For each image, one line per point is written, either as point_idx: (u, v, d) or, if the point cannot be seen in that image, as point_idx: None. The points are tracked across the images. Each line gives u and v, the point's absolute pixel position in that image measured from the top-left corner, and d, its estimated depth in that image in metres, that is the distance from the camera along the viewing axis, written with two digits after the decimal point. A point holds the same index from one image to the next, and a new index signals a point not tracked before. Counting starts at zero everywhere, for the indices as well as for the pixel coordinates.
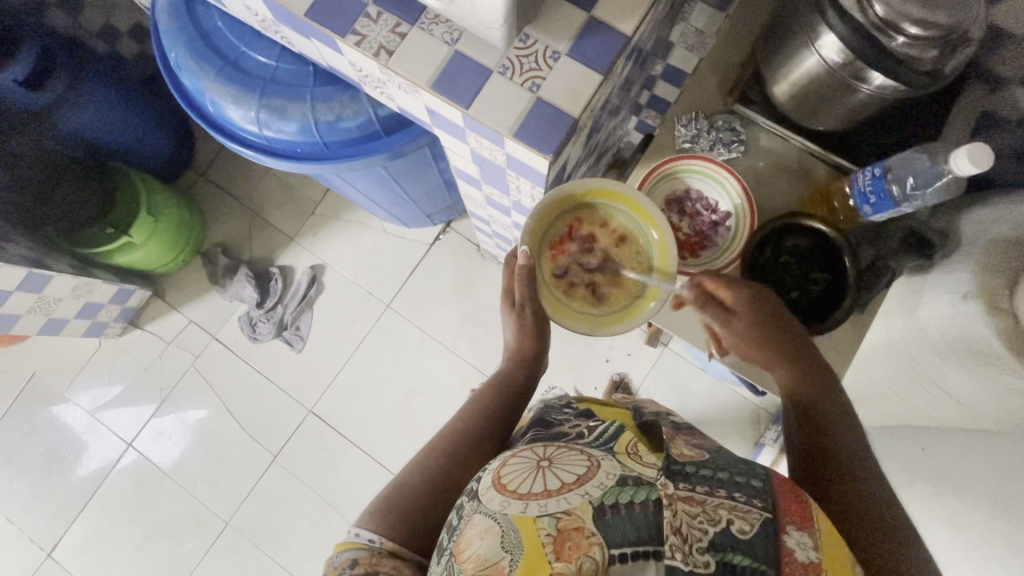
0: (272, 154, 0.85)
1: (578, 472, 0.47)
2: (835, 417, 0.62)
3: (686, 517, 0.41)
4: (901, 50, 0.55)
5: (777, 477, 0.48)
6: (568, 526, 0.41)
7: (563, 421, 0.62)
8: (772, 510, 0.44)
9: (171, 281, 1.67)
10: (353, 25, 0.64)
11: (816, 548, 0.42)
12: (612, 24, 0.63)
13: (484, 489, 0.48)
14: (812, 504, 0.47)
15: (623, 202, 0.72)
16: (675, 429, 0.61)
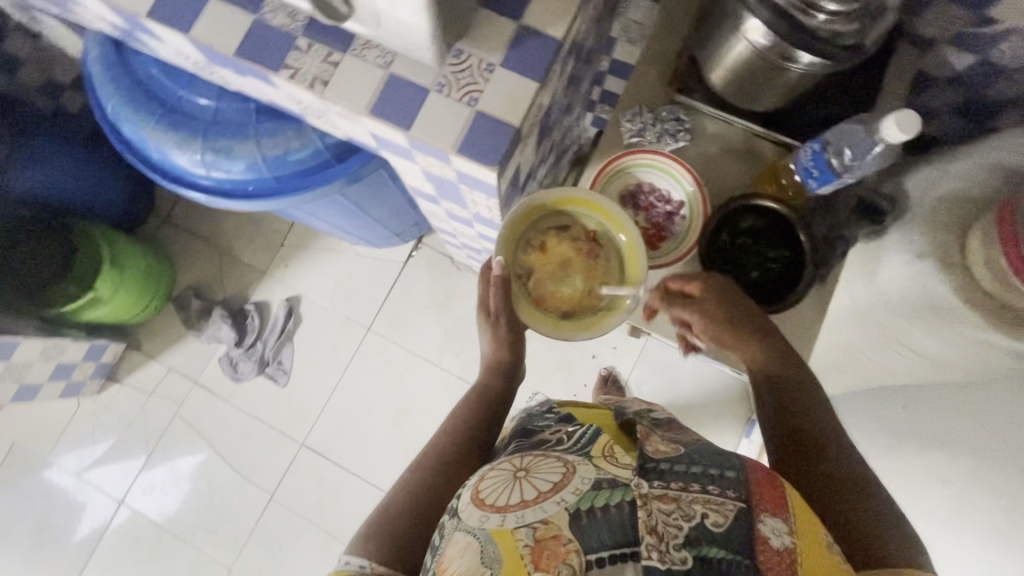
0: (224, 194, 0.84)
1: (554, 478, 0.47)
2: (802, 395, 0.65)
3: (661, 515, 0.42)
4: (823, 27, 0.56)
5: (751, 465, 0.49)
6: (545, 535, 0.42)
7: (542, 428, 0.62)
8: (746, 500, 0.45)
9: (145, 331, 1.64)
10: (284, 60, 0.64)
11: (789, 534, 0.44)
12: (543, 31, 0.63)
13: (463, 506, 0.48)
14: (785, 487, 0.48)
15: (592, 209, 0.72)
16: (653, 425, 0.61)
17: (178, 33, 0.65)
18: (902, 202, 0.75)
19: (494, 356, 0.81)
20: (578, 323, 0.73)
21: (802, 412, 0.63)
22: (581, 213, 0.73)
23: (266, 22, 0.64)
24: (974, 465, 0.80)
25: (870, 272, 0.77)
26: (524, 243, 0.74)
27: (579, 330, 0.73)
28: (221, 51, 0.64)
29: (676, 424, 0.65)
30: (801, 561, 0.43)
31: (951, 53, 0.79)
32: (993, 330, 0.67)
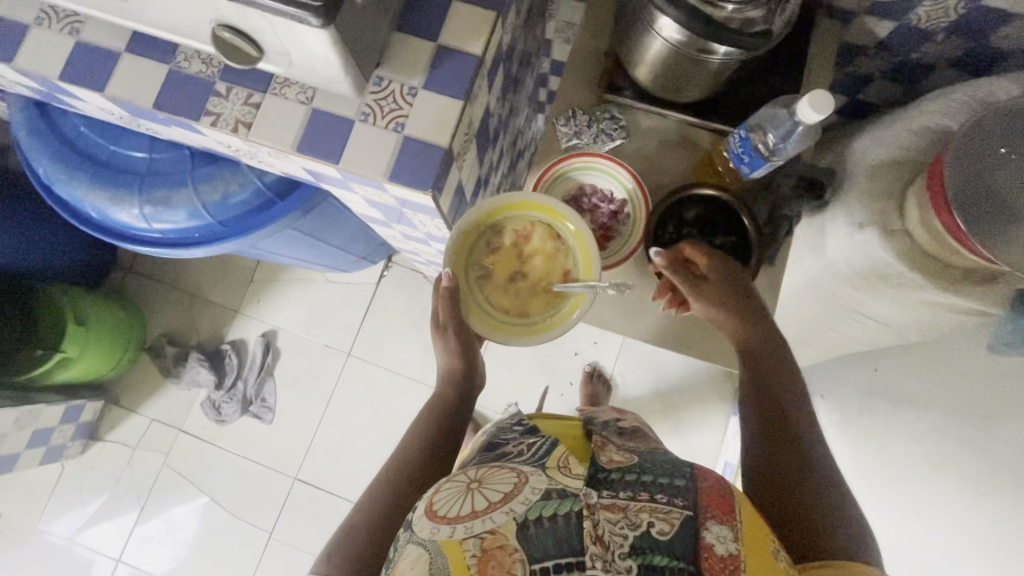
0: (171, 244, 0.83)
1: (505, 489, 0.50)
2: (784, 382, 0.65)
3: (609, 524, 0.46)
4: (732, 16, 0.56)
5: (701, 472, 0.53)
6: (492, 544, 0.45)
7: (507, 441, 0.63)
8: (694, 508, 0.49)
9: (122, 385, 1.62)
10: (205, 106, 0.63)
11: (733, 540, 0.47)
12: (462, 49, 0.63)
13: (416, 518, 0.51)
14: (735, 494, 0.52)
15: (535, 209, 0.72)
16: (610, 433, 0.66)
17: (94, 92, 0.64)
18: (840, 173, 0.77)
19: (447, 366, 0.79)
20: (540, 324, 0.73)
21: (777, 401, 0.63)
22: (526, 213, 0.73)
23: (182, 71, 0.63)
24: (946, 419, 0.82)
25: (819, 245, 0.78)
26: (474, 252, 0.73)
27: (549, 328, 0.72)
28: (140, 105, 0.64)
29: (639, 433, 0.70)
30: (743, 565, 0.46)
31: (871, 22, 0.80)
32: (938, 290, 0.68)
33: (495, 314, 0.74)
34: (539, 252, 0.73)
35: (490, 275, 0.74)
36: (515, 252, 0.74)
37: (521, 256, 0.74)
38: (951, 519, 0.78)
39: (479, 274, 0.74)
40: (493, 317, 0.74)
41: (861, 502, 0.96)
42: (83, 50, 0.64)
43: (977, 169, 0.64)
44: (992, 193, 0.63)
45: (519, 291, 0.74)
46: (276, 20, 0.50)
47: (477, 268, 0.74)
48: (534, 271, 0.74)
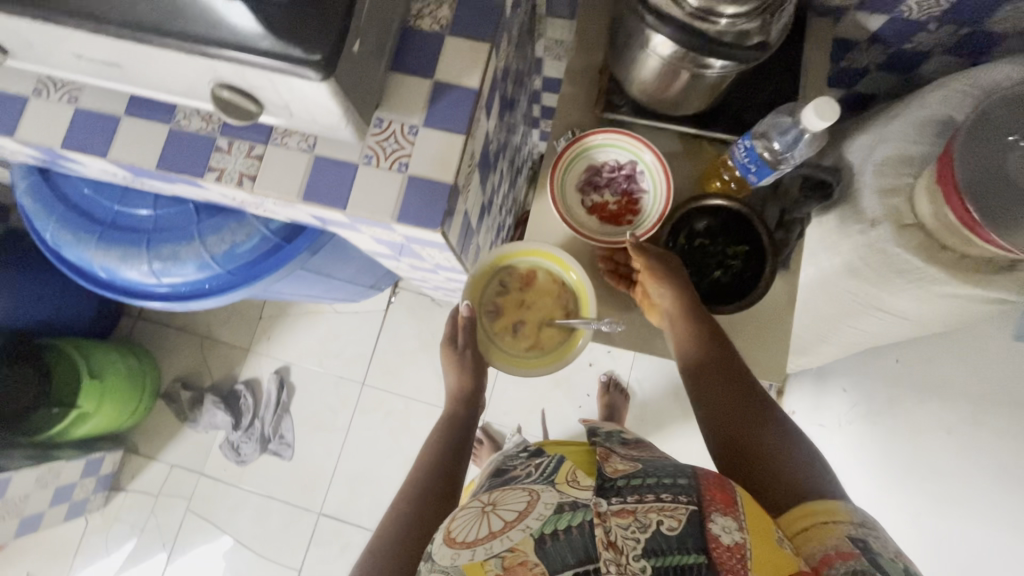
0: (183, 298, 0.83)
1: (519, 507, 0.55)
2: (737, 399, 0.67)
3: (620, 529, 0.52)
4: (728, 29, 0.56)
5: (701, 471, 0.59)
6: (513, 562, 0.50)
7: (514, 465, 0.66)
8: (698, 503, 0.55)
9: (140, 433, 1.61)
10: (207, 163, 0.63)
11: (738, 529, 0.53)
12: (459, 83, 0.64)
13: (436, 548, 0.55)
14: (734, 487, 0.57)
15: (538, 253, 0.76)
16: (619, 445, 0.71)
17: (98, 158, 0.64)
18: (846, 170, 0.76)
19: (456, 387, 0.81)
20: (545, 360, 0.76)
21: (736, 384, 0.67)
22: (539, 262, 0.77)
23: (183, 129, 0.63)
24: (976, 408, 0.80)
25: (831, 244, 0.77)
26: (488, 292, 0.78)
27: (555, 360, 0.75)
28: (143, 167, 0.64)
29: (645, 442, 0.75)
30: (749, 552, 0.52)
31: (863, 17, 0.80)
32: (959, 283, 0.67)
33: (502, 349, 0.78)
34: (549, 295, 0.77)
35: (502, 315, 0.78)
36: (526, 295, 0.77)
37: (529, 300, 0.77)
38: (989, 512, 0.76)
39: (491, 310, 0.78)
40: (503, 352, 0.78)
41: (894, 496, 0.94)
42: (84, 116, 0.64)
43: (986, 149, 0.63)
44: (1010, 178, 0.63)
45: (528, 330, 0.77)
46: (277, 78, 0.50)
47: (490, 305, 0.78)
48: (541, 314, 0.77)
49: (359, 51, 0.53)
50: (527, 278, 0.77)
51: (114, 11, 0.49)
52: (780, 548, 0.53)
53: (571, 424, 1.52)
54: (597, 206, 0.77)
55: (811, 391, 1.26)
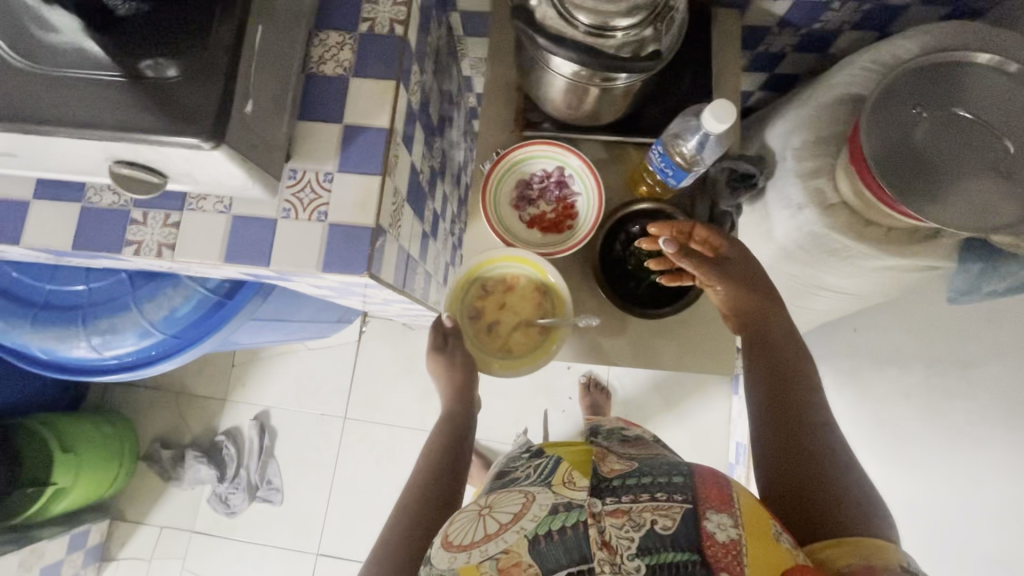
0: (132, 368, 0.82)
1: (514, 509, 0.54)
2: (801, 406, 0.62)
3: (615, 529, 0.50)
4: (626, 40, 0.58)
5: (699, 468, 0.56)
6: (508, 563, 0.49)
7: (515, 465, 0.64)
8: (693, 500, 0.52)
9: (124, 498, 1.58)
10: (124, 238, 0.62)
11: (735, 526, 0.50)
12: (369, 124, 0.63)
13: (434, 552, 0.54)
14: (733, 484, 0.54)
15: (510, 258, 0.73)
16: (619, 442, 0.71)
17: (13, 244, 0.63)
18: (769, 157, 0.77)
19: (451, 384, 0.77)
20: (519, 362, 0.75)
21: (790, 376, 0.64)
22: (515, 268, 0.74)
23: (94, 206, 0.62)
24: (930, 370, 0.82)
25: (767, 231, 0.78)
26: (471, 296, 0.76)
27: (527, 365, 0.74)
28: (59, 248, 0.63)
29: (643, 439, 0.73)
30: (746, 551, 0.49)
31: (768, 4, 0.81)
32: (888, 256, 0.69)
33: (481, 350, 0.77)
34: (529, 302, 0.74)
35: (482, 317, 0.76)
36: (505, 297, 0.75)
37: (507, 306, 0.75)
38: (951, 472, 0.78)
39: (472, 314, 0.76)
40: (482, 351, 0.77)
41: None
42: None
43: (895, 126, 0.65)
44: (919, 151, 0.64)
45: (505, 331, 0.76)
46: (167, 148, 0.50)
47: (471, 308, 0.76)
48: (521, 319, 0.75)
49: (253, 112, 0.53)
50: (508, 284, 0.75)
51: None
52: (779, 545, 0.50)
53: (556, 430, 1.52)
54: (534, 219, 0.76)
55: None
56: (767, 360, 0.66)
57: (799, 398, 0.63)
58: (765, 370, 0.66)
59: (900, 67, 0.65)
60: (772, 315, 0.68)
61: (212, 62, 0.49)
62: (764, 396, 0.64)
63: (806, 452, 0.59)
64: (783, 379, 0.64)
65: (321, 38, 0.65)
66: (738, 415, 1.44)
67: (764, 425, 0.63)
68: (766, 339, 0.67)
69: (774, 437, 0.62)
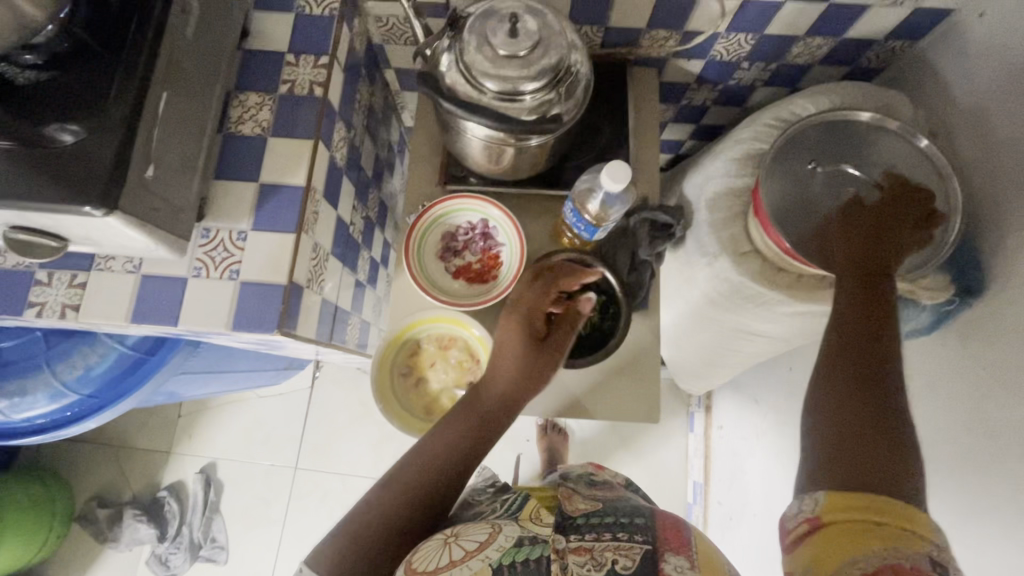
0: (46, 430, 0.78)
1: (480, 539, 0.52)
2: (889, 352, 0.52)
3: (576, 566, 0.49)
4: (532, 104, 0.61)
5: (661, 513, 0.55)
6: None
7: (482, 500, 0.65)
8: (652, 542, 0.51)
9: (55, 564, 1.49)
10: (26, 299, 0.61)
11: (692, 568, 0.48)
12: (285, 182, 0.64)
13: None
14: (692, 530, 0.53)
15: (443, 319, 0.73)
16: (585, 485, 0.71)
17: None
18: (688, 207, 0.80)
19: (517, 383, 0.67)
20: None
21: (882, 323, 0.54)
22: (453, 330, 0.73)
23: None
24: None
25: (689, 277, 0.81)
26: (407, 346, 0.74)
27: None
28: None
29: (610, 484, 0.73)
30: None
31: (682, 64, 0.86)
32: (801, 302, 0.71)
33: (408, 410, 0.73)
34: (460, 366, 0.74)
35: (415, 375, 0.74)
36: (437, 359, 0.74)
37: (437, 367, 0.74)
38: None
39: (404, 372, 0.74)
40: (407, 412, 0.73)
41: None
42: None
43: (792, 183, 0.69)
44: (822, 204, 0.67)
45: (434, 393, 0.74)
46: (62, 216, 0.49)
47: (403, 367, 0.74)
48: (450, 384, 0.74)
49: (155, 175, 0.54)
50: (439, 345, 0.74)
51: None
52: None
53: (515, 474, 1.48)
54: (460, 269, 0.76)
55: (734, 404, 1.29)
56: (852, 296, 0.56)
57: (885, 347, 0.52)
58: (870, 310, 0.54)
59: (799, 122, 0.70)
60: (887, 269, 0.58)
61: (108, 124, 0.50)
62: (843, 329, 0.54)
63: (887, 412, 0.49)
64: (876, 317, 0.53)
65: (240, 99, 0.67)
66: (695, 453, 1.43)
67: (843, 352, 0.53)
68: (868, 278, 0.57)
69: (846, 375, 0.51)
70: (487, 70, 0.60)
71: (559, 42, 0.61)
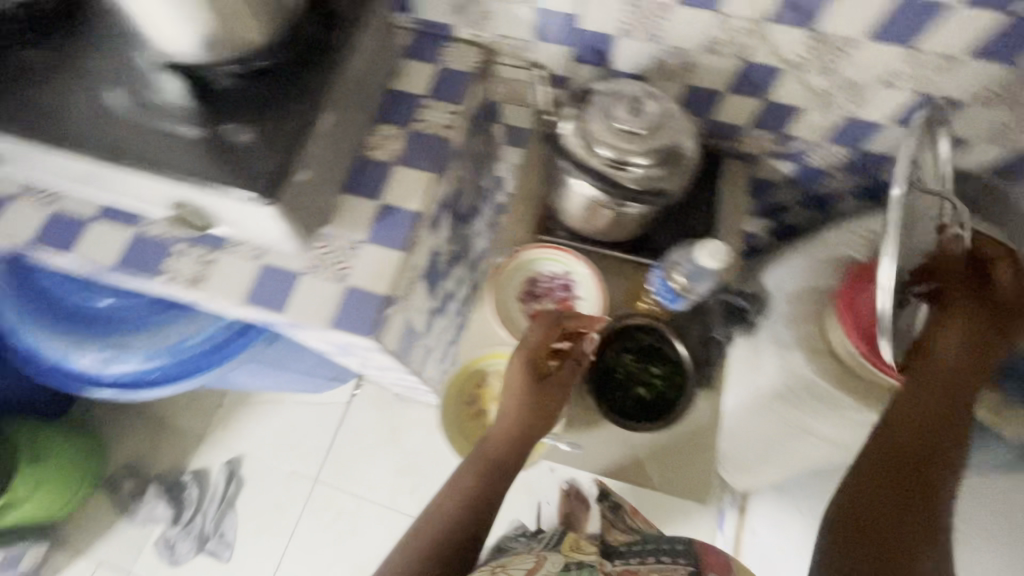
0: (126, 388, 0.84)
1: (527, 566, 0.62)
2: (946, 436, 0.58)
3: None
4: (641, 177, 0.67)
5: (698, 544, 0.68)
6: None
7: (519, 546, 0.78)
8: (695, 564, 0.63)
9: (71, 524, 1.52)
10: (161, 265, 0.68)
11: None
12: (403, 206, 0.71)
13: None
14: (728, 557, 0.66)
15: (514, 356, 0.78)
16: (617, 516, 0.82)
17: (63, 252, 0.70)
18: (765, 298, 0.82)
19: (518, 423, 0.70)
20: None
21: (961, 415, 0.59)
22: None
23: (146, 234, 0.69)
24: None
25: (756, 365, 0.81)
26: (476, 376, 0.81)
27: None
28: (102, 264, 0.69)
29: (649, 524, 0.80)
30: None
31: (776, 164, 0.90)
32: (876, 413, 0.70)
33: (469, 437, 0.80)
34: None
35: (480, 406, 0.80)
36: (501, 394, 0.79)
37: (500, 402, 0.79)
38: None
39: (470, 400, 0.80)
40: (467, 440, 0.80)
41: None
42: (63, 219, 0.71)
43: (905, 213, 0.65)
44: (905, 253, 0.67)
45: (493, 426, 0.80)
46: (237, 203, 0.58)
47: (470, 395, 0.80)
48: None
49: (306, 181, 0.61)
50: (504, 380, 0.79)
51: (94, 141, 0.59)
52: None
53: None
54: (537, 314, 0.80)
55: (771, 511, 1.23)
56: (934, 382, 0.61)
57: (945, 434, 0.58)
58: (934, 396, 0.60)
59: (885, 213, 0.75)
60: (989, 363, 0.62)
61: (291, 135, 0.59)
62: (901, 416, 0.60)
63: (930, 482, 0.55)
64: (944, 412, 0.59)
65: (379, 128, 0.75)
66: None
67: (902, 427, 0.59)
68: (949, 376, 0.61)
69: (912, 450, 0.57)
70: (605, 139, 0.66)
71: (675, 127, 0.67)
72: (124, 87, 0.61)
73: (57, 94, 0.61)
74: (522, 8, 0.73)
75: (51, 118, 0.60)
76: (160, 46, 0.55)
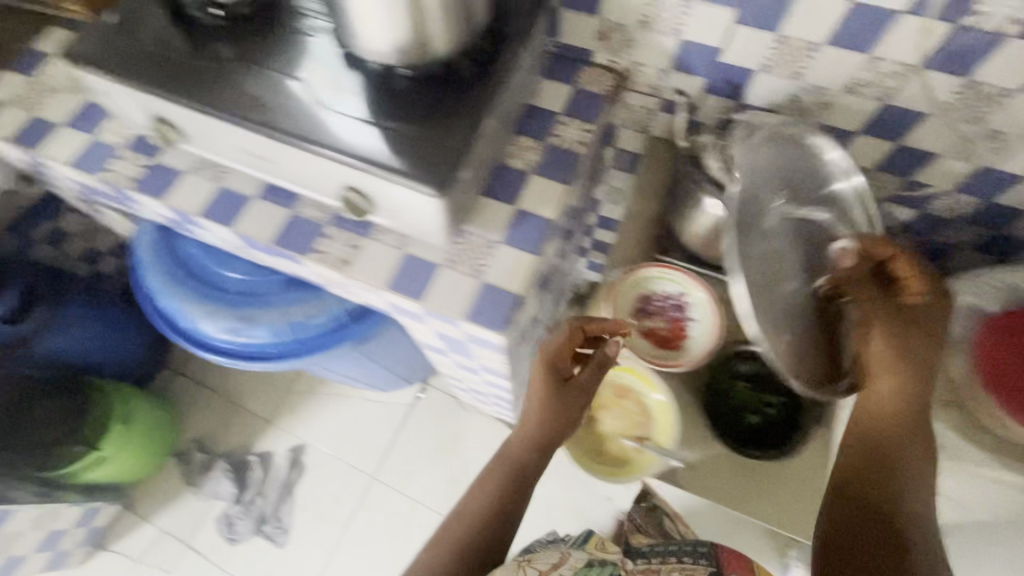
0: (247, 358, 0.90)
1: (552, 560, 0.75)
2: (893, 467, 0.66)
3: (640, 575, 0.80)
4: (773, 203, 0.68)
5: (720, 548, 0.87)
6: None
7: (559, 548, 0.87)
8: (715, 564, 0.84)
9: (142, 489, 1.59)
10: (312, 245, 0.74)
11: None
12: (538, 212, 0.74)
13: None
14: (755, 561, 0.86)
15: (633, 373, 0.86)
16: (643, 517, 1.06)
17: (225, 226, 0.76)
18: None
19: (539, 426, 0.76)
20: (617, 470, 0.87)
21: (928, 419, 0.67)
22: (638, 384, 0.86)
23: (301, 216, 0.75)
24: None
25: None
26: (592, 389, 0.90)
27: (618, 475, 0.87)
28: (260, 239, 0.75)
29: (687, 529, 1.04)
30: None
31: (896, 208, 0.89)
32: None
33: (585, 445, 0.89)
34: (636, 419, 0.87)
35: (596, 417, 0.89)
36: (617, 408, 0.88)
37: (617, 415, 0.88)
38: None
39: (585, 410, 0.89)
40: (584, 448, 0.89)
41: None
42: (228, 195, 0.77)
43: (773, 245, 0.72)
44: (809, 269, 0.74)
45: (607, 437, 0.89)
46: (407, 190, 0.63)
47: None
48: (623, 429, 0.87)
49: (465, 178, 0.66)
50: (620, 394, 0.88)
51: (278, 123, 0.65)
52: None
53: None
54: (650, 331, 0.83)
55: None
56: (881, 414, 0.68)
57: (902, 466, 0.66)
58: (890, 431, 0.68)
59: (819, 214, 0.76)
60: (926, 375, 0.67)
61: (461, 137, 0.64)
62: (863, 455, 0.69)
63: (886, 513, 0.64)
64: (895, 444, 0.67)
65: (518, 138, 0.80)
66: None
67: (865, 462, 0.68)
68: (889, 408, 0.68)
69: (873, 469, 0.68)
70: (748, 165, 0.68)
71: None
72: (305, 79, 0.68)
73: (241, 80, 0.68)
74: (669, 39, 0.77)
75: (246, 102, 0.67)
76: (358, 45, 0.62)
